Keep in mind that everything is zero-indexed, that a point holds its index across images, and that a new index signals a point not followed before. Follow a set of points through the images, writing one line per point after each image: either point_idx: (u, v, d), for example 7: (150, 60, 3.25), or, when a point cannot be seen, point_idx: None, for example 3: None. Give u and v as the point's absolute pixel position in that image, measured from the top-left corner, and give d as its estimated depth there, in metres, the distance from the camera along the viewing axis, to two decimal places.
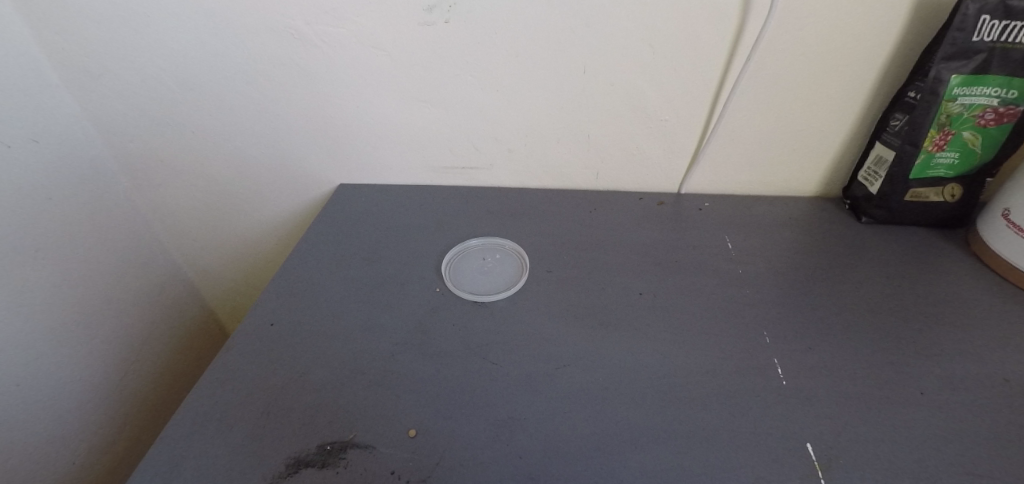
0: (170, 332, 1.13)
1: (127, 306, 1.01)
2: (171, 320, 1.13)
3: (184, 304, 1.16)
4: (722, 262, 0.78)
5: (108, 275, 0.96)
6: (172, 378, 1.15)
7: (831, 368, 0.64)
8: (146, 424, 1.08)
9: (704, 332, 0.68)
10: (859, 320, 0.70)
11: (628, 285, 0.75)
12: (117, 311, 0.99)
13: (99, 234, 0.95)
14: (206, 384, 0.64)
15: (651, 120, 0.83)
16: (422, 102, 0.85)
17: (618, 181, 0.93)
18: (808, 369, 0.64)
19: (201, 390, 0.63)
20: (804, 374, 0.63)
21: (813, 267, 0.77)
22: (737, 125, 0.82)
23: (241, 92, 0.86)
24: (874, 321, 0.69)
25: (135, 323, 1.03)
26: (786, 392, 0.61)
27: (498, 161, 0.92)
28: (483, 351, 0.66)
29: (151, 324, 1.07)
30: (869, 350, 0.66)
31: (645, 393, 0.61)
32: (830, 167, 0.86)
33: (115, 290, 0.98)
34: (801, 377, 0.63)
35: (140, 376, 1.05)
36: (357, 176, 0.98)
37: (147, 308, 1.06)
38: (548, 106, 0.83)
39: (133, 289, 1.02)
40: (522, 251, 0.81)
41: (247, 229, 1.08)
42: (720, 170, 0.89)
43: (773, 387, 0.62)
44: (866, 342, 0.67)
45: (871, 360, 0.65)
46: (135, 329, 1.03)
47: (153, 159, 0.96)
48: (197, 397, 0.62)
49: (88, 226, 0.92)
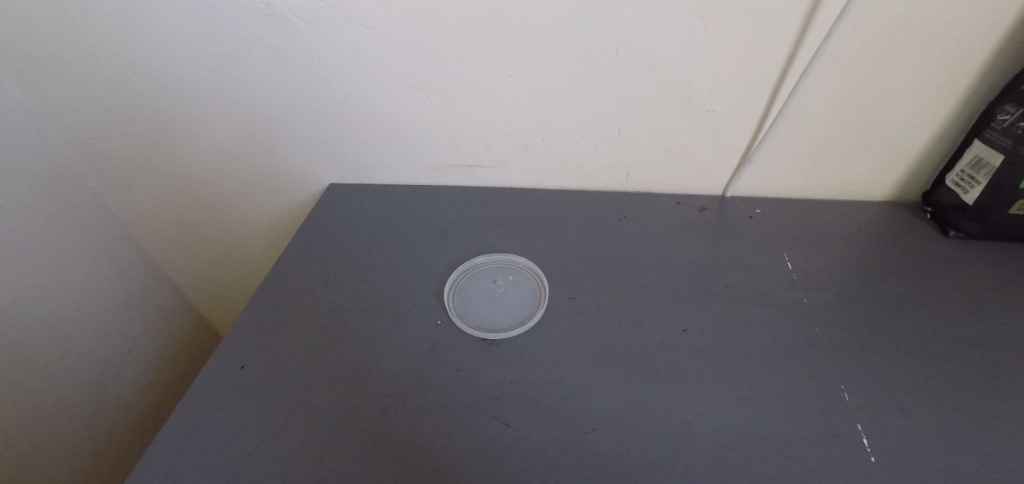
0: (161, 343, 1.03)
1: (105, 320, 0.91)
2: (160, 332, 1.03)
3: (176, 315, 1.06)
4: (778, 288, 0.66)
5: (82, 288, 0.86)
6: (160, 392, 1.05)
7: (920, 436, 0.52)
8: (133, 442, 0.99)
9: (750, 381, 0.57)
10: (949, 370, 0.57)
11: (660, 318, 0.64)
12: (95, 326, 0.89)
13: (66, 244, 0.84)
14: (160, 448, 0.56)
15: (696, 111, 0.69)
16: (421, 91, 0.71)
17: (651, 183, 0.79)
18: (887, 435, 0.53)
19: (155, 456, 0.55)
20: (883, 444, 0.52)
21: (882, 297, 0.65)
22: (803, 119, 0.68)
23: (210, 81, 0.74)
24: (968, 371, 0.57)
25: (117, 337, 0.93)
26: (863, 470, 0.50)
27: (510, 159, 0.79)
28: (493, 406, 0.56)
29: (136, 336, 0.97)
30: (965, 411, 0.54)
31: (690, 468, 0.51)
32: (911, 169, 0.72)
33: (90, 304, 0.88)
34: (870, 447, 0.52)
35: (124, 392, 0.96)
36: (350, 175, 0.86)
37: (133, 321, 0.96)
38: (571, 96, 0.69)
39: (112, 300, 0.92)
40: (540, 272, 0.70)
41: (231, 233, 0.96)
42: (776, 172, 0.75)
43: (839, 461, 0.51)
44: (958, 397, 0.55)
45: (970, 426, 0.53)
46: (118, 343, 0.93)
47: (120, 157, 0.84)
48: (148, 466, 0.54)
49: (53, 236, 0.82)
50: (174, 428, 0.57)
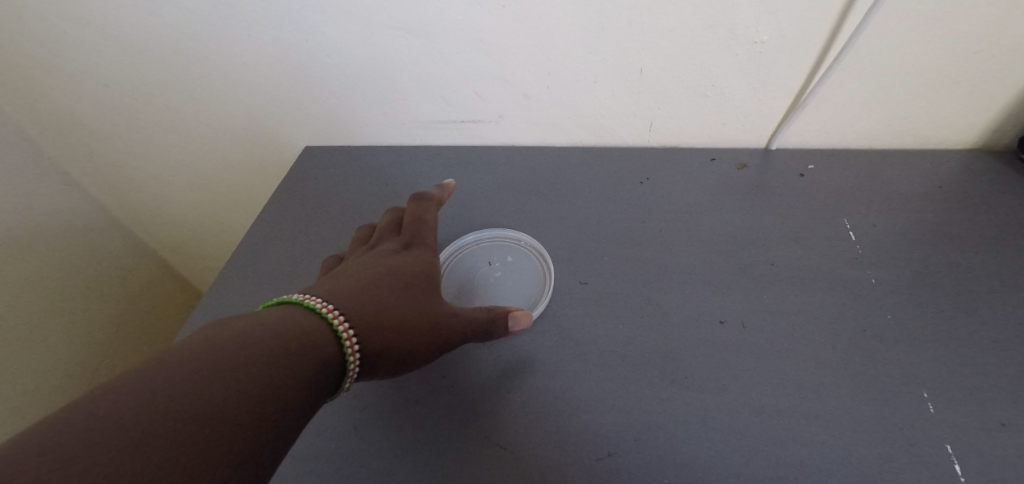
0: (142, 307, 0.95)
1: (93, 297, 0.85)
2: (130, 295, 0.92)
3: (147, 278, 0.96)
4: (829, 265, 0.56)
5: (61, 267, 0.80)
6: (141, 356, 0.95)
7: (998, 453, 0.43)
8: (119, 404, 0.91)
9: (792, 385, 0.48)
10: None
11: (686, 307, 0.54)
12: (81, 305, 0.83)
13: (36, 224, 0.76)
14: None
15: (738, 42, 0.54)
16: (395, 31, 0.58)
17: (680, 136, 0.66)
18: (957, 450, 0.44)
19: None
20: (951, 462, 0.43)
21: (959, 273, 0.54)
22: (878, 51, 0.52)
23: (148, 30, 0.62)
24: None
25: (103, 308, 0.87)
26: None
27: (509, 113, 0.66)
28: (487, 418, 0.50)
29: (121, 306, 0.90)
30: None
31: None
32: (1010, 109, 0.57)
33: (73, 284, 0.82)
34: (933, 464, 0.43)
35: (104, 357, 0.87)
36: (328, 136, 0.75)
37: (108, 287, 0.88)
38: (579, 29, 0.55)
39: (97, 275, 0.86)
40: (544, 252, 0.59)
41: (206, 200, 0.87)
42: (833, 118, 0.61)
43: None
44: None
45: None
46: (95, 310, 0.85)
47: (69, 121, 0.74)
48: None
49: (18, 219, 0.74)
50: None
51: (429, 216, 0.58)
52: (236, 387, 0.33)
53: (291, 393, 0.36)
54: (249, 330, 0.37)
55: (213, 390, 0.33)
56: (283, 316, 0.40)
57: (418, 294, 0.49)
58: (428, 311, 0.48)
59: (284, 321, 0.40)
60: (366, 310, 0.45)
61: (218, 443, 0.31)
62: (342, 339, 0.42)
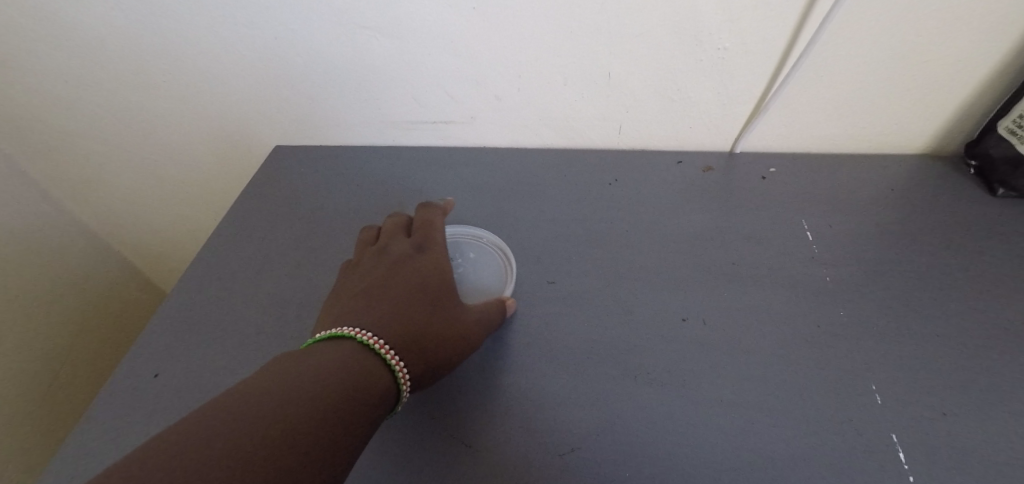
0: (100, 302, 0.91)
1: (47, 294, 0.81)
2: (91, 289, 0.89)
3: (110, 274, 0.93)
4: (787, 264, 0.58)
5: (14, 264, 0.77)
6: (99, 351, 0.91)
7: (941, 440, 0.46)
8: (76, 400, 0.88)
9: (753, 379, 0.50)
10: (980, 360, 0.50)
11: (652, 305, 0.56)
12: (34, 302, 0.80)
13: None
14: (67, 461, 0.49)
15: (701, 48, 0.55)
16: (367, 31, 0.58)
17: (649, 139, 0.67)
18: (905, 439, 0.46)
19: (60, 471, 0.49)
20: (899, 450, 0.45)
21: (907, 272, 0.56)
22: (835, 58, 0.55)
23: (110, 24, 0.60)
24: (1000, 360, 0.50)
25: (58, 302, 0.83)
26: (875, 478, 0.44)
27: (482, 115, 0.67)
28: (457, 417, 0.50)
29: (78, 301, 0.87)
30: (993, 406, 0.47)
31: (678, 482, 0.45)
32: (955, 116, 0.60)
33: (26, 283, 0.78)
34: (880, 452, 0.45)
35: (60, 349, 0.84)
36: (300, 136, 0.74)
37: (65, 281, 0.84)
38: (550, 33, 0.56)
39: (53, 273, 0.82)
40: (505, 248, 0.60)
41: (173, 198, 0.85)
42: (793, 122, 0.63)
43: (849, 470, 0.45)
44: (986, 391, 0.48)
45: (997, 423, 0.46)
46: (51, 299, 0.82)
47: (25, 116, 0.72)
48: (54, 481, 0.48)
49: None
50: (86, 438, 0.50)
51: (432, 227, 0.58)
52: (317, 412, 0.38)
53: (358, 427, 0.40)
54: (326, 368, 0.42)
55: (298, 415, 0.38)
56: (343, 352, 0.44)
57: (441, 311, 0.51)
58: (451, 326, 0.50)
59: (347, 360, 0.43)
60: (402, 337, 0.47)
61: (298, 471, 0.36)
62: (397, 372, 0.45)
